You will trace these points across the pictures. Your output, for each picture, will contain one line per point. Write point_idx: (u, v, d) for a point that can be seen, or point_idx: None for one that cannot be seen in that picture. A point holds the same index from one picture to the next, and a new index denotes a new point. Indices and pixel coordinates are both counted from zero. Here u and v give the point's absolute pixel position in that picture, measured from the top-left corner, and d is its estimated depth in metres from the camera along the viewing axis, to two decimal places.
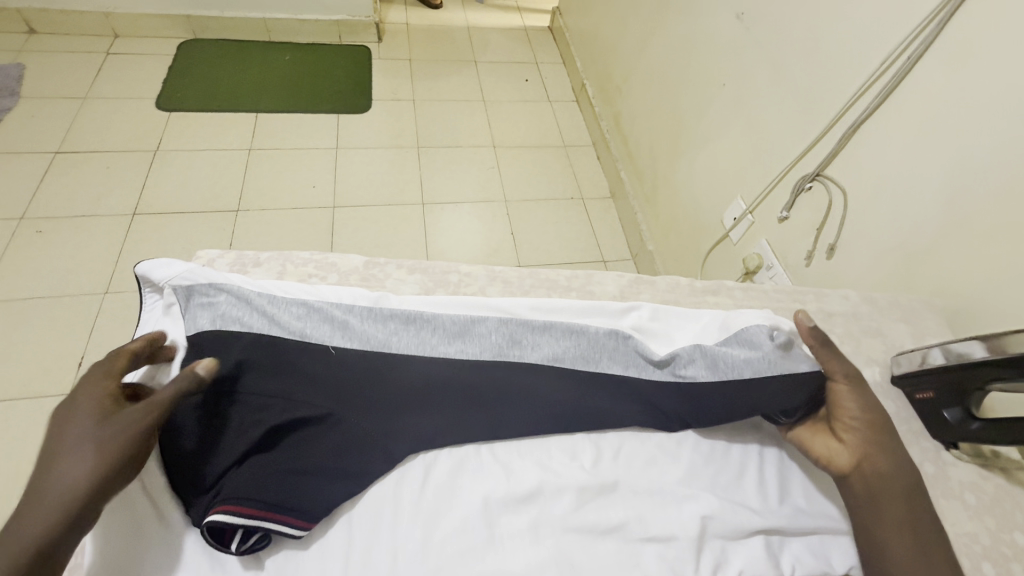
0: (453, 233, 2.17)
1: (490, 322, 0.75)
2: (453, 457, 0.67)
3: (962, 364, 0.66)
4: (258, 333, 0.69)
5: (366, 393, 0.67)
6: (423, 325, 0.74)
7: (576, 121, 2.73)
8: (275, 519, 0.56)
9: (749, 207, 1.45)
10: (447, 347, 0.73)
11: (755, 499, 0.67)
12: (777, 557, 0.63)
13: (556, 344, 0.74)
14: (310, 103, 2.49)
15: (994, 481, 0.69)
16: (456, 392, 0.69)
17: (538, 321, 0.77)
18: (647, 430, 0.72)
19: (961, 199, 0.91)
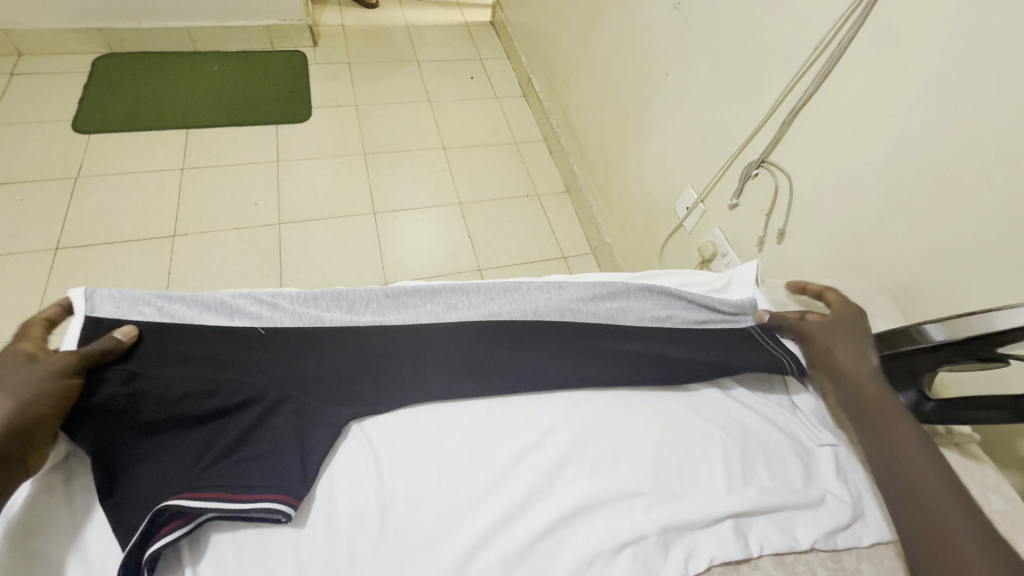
0: (407, 241, 2.10)
1: (425, 291, 0.71)
2: (381, 433, 0.60)
3: (919, 348, 0.66)
4: (186, 323, 0.63)
5: (299, 383, 0.60)
6: (359, 301, 0.69)
7: (524, 116, 2.70)
8: (187, 525, 0.50)
9: (700, 196, 1.45)
10: (382, 318, 0.68)
11: (722, 478, 0.61)
12: (744, 536, 0.58)
13: (496, 308, 0.71)
14: (248, 115, 2.37)
15: (950, 457, 0.69)
16: (411, 376, 0.64)
17: (487, 287, 0.73)
18: (595, 392, 0.67)
19: (899, 180, 0.93)
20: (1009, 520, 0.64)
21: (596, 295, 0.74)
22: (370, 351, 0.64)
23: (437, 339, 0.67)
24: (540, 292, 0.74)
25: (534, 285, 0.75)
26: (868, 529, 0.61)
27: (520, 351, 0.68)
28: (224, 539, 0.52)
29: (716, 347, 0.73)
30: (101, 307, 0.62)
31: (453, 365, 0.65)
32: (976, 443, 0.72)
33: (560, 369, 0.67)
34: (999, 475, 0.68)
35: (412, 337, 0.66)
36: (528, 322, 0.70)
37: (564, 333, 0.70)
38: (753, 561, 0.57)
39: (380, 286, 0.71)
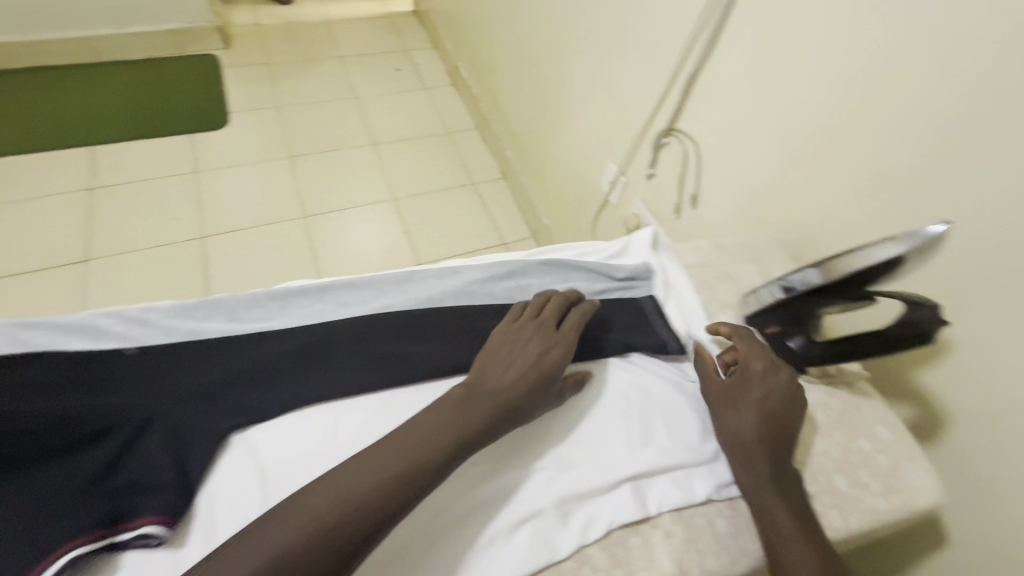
0: (343, 242, 2.05)
1: (312, 290, 0.69)
2: (267, 439, 0.57)
3: (807, 291, 0.67)
4: (43, 350, 0.59)
5: (172, 399, 0.57)
6: (241, 306, 0.66)
7: (455, 105, 2.66)
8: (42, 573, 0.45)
9: (620, 169, 1.46)
10: (266, 323, 0.65)
11: (620, 443, 0.62)
12: (642, 497, 0.59)
13: (389, 300, 0.70)
14: (159, 125, 2.24)
15: (840, 396, 0.72)
16: (301, 376, 0.61)
17: (377, 279, 0.72)
18: None
19: (788, 135, 0.96)
20: (892, 448, 0.68)
21: (492, 277, 0.74)
22: (253, 356, 0.62)
23: (325, 337, 0.64)
24: (434, 280, 0.73)
25: (429, 274, 0.74)
26: None
27: (416, 339, 0.66)
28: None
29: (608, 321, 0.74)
30: None
31: (343, 361, 0.63)
32: (864, 380, 0.75)
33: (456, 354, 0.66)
34: (885, 408, 0.72)
35: (298, 337, 0.64)
36: (422, 311, 0.69)
37: (459, 316, 0.69)
38: (651, 520, 0.58)
39: (262, 288, 0.68)
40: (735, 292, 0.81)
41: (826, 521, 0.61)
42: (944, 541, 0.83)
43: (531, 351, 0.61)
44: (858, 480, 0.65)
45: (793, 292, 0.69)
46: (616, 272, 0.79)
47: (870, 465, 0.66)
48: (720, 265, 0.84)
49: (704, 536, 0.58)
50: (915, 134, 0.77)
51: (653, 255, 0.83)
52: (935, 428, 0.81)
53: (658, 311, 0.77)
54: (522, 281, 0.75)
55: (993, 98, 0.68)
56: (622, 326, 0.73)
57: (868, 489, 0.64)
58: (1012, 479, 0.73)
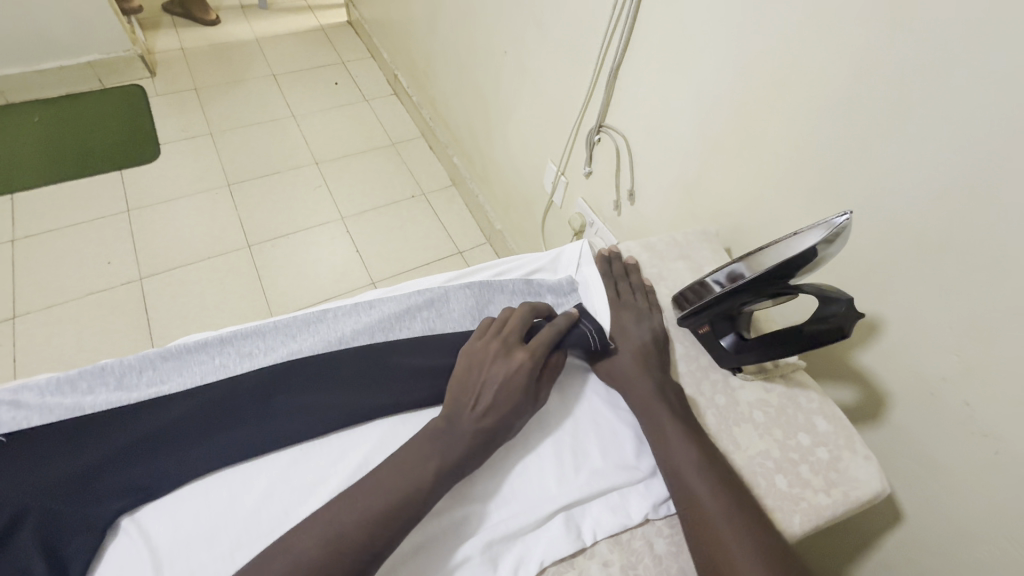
0: (291, 268, 1.97)
1: (211, 344, 0.65)
2: (161, 519, 0.52)
3: (733, 289, 0.65)
4: None
5: (49, 488, 0.52)
6: (130, 370, 0.62)
7: (398, 115, 2.60)
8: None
9: (560, 169, 1.43)
10: (159, 387, 0.61)
11: (550, 471, 0.60)
12: (576, 526, 0.56)
13: (298, 345, 0.66)
14: (84, 165, 2.13)
15: (777, 391, 0.71)
16: (200, 442, 0.57)
17: (286, 323, 0.68)
18: (417, 411, 0.63)
19: (708, 124, 0.94)
20: (831, 440, 0.67)
21: (408, 308, 0.71)
22: (145, 425, 0.57)
23: (225, 395, 0.60)
24: (347, 317, 0.70)
25: (341, 312, 0.71)
26: None
27: (327, 386, 0.62)
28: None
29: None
30: None
31: (247, 418, 0.59)
32: (800, 370, 0.74)
33: (371, 396, 0.62)
34: (823, 397, 0.71)
35: (195, 400, 0.60)
36: (334, 354, 0.65)
37: (373, 354, 0.65)
38: (587, 551, 0.55)
39: (158, 349, 0.64)
40: (666, 293, 0.79)
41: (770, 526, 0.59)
42: (898, 520, 0.83)
43: (502, 372, 0.59)
44: (801, 478, 0.63)
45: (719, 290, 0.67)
46: (539, 290, 0.77)
47: (811, 460, 0.65)
48: (651, 266, 0.82)
49: (642, 561, 0.55)
50: (823, 116, 0.76)
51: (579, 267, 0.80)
52: (878, 408, 0.81)
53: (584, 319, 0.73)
54: (440, 309, 0.72)
55: (890, 74, 0.67)
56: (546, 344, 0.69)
57: (811, 486, 0.63)
58: (953, 453, 0.73)
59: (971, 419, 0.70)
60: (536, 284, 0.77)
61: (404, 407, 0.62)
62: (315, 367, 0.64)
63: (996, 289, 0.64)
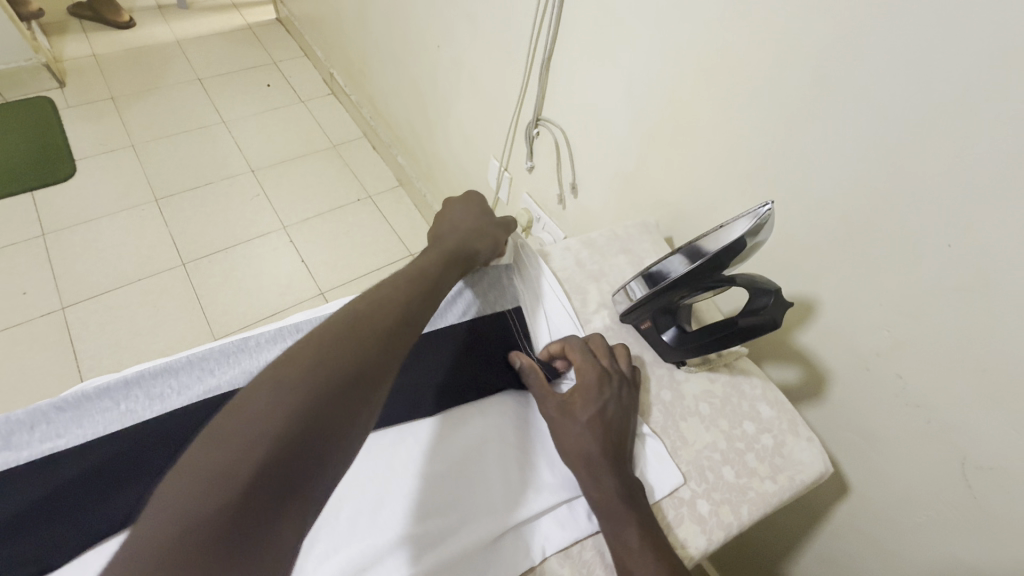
0: (233, 283, 1.87)
1: (113, 388, 0.58)
2: None
3: (670, 283, 0.65)
4: None
5: None
6: (17, 428, 0.54)
7: (337, 115, 2.50)
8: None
9: (502, 164, 1.41)
10: (59, 443, 0.55)
11: (497, 489, 0.57)
12: (524, 545, 0.55)
13: (220, 381, 0.62)
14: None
15: (721, 380, 0.71)
16: (109, 497, 0.52)
17: (204, 356, 0.63)
18: None
19: (642, 112, 0.93)
20: (775, 425, 0.67)
21: None
22: (43, 487, 0.52)
23: (134, 445, 0.55)
24: (274, 343, 0.66)
25: (268, 338, 0.66)
26: (673, 474, 0.61)
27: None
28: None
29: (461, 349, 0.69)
30: None
31: (162, 465, 0.55)
32: (743, 357, 0.74)
33: None
34: (765, 383, 0.71)
35: (100, 450, 0.55)
36: None
37: None
38: (538, 568, 0.54)
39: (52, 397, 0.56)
40: (608, 289, 0.77)
41: (719, 521, 0.59)
42: (845, 491, 0.85)
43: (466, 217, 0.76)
44: (747, 468, 0.63)
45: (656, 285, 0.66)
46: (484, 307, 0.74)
47: (756, 448, 0.65)
48: (592, 263, 0.80)
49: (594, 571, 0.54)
50: (749, 100, 0.76)
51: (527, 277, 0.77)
52: (820, 386, 0.83)
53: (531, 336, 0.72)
54: None
55: (808, 58, 0.67)
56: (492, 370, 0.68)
57: (757, 474, 0.63)
58: (889, 424, 0.75)
59: (904, 389, 0.72)
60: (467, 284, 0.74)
61: None
62: None
63: (919, 264, 0.66)
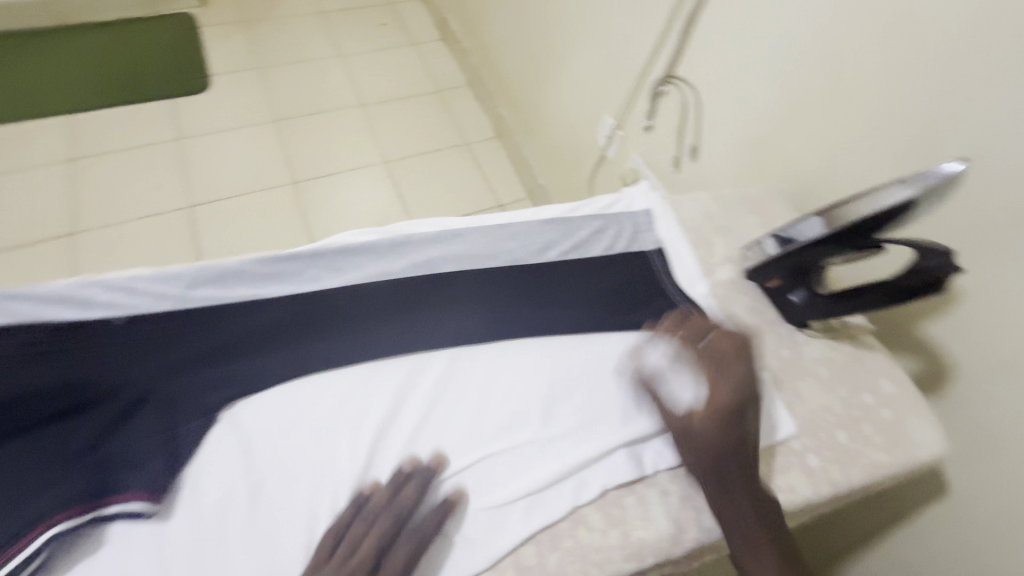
0: (335, 207, 1.98)
1: (301, 255, 0.64)
2: (256, 409, 0.55)
3: (806, 244, 0.65)
4: (31, 322, 0.54)
5: (164, 372, 0.55)
6: (228, 275, 0.62)
7: (447, 61, 2.51)
8: (28, 546, 0.44)
9: (617, 122, 1.39)
10: (257, 291, 0.62)
11: (616, 407, 0.60)
12: (637, 458, 0.58)
13: (387, 266, 0.66)
14: (133, 91, 2.10)
15: (843, 350, 0.70)
16: (289, 346, 0.59)
17: (378, 243, 0.67)
18: (485, 341, 0.63)
19: (789, 74, 0.89)
20: (897, 402, 0.66)
21: (497, 240, 0.70)
22: (238, 327, 0.59)
23: (304, 304, 0.61)
24: (438, 241, 0.69)
25: (432, 236, 0.69)
26: (787, 425, 0.62)
27: (410, 310, 0.63)
28: (76, 561, 0.47)
29: (595, 278, 0.70)
30: None
31: (327, 322, 0.61)
32: (868, 333, 0.72)
33: (453, 319, 0.64)
34: (890, 361, 0.70)
35: (282, 304, 0.61)
36: (415, 280, 0.65)
37: (446, 279, 0.66)
38: (647, 479, 0.57)
39: (255, 255, 0.63)
40: (734, 245, 0.77)
41: (826, 477, 0.60)
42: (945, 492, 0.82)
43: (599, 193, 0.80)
44: (861, 435, 0.63)
45: (793, 244, 0.67)
46: (621, 241, 0.74)
47: (873, 420, 0.64)
48: (722, 218, 0.80)
49: (699, 494, 0.57)
50: (928, 67, 0.71)
51: (663, 221, 0.76)
52: (940, 381, 0.79)
53: (669, 275, 0.72)
54: (527, 244, 0.71)
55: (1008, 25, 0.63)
56: (626, 300, 0.69)
57: (871, 443, 0.63)
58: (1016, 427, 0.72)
59: None
60: (606, 219, 0.75)
61: (476, 333, 0.63)
62: (387, 282, 0.64)
63: None
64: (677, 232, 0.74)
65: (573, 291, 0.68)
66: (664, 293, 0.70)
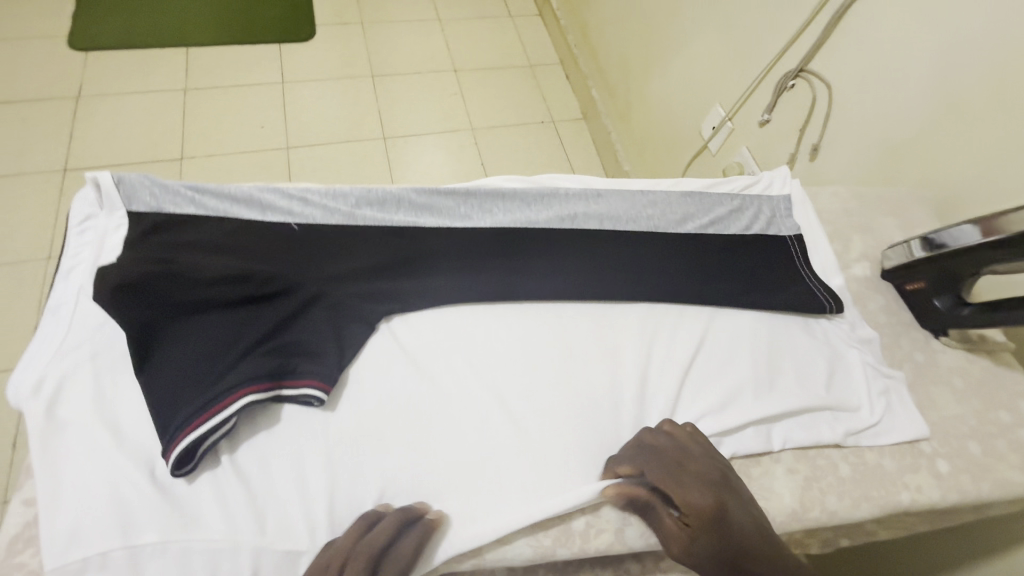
0: (421, 168, 1.95)
1: (456, 192, 0.67)
2: (413, 329, 0.59)
3: (960, 250, 0.62)
4: (228, 219, 0.61)
5: (337, 278, 0.59)
6: (389, 201, 0.65)
7: (541, 36, 2.45)
8: (222, 410, 0.49)
9: (727, 114, 1.38)
10: (413, 219, 0.65)
11: (748, 381, 0.61)
12: (767, 433, 0.58)
13: (533, 215, 0.68)
14: (233, 29, 2.03)
15: (980, 364, 0.68)
16: (443, 273, 0.63)
17: (526, 191, 0.69)
18: (625, 300, 0.65)
19: (951, 75, 0.82)
20: None
21: (636, 205, 0.72)
22: (400, 249, 0.62)
23: (456, 238, 0.64)
24: (582, 198, 0.71)
25: (575, 193, 0.71)
26: (920, 426, 0.61)
27: (554, 257, 0.66)
28: (254, 434, 0.51)
29: (730, 256, 0.70)
30: (139, 203, 0.59)
31: (476, 256, 0.64)
32: (1006, 351, 0.70)
33: (594, 274, 0.65)
34: None
35: (437, 237, 0.64)
36: (561, 232, 0.67)
37: (590, 235, 0.68)
38: (774, 454, 0.57)
39: (414, 186, 0.67)
40: (873, 244, 0.76)
41: (956, 483, 0.58)
42: None
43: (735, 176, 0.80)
44: (995, 451, 0.61)
45: (945, 248, 0.64)
46: (757, 224, 0.74)
47: (1009, 437, 0.63)
48: (858, 216, 0.78)
49: (827, 477, 0.57)
50: None
51: (798, 211, 0.76)
52: None
53: (807, 263, 0.71)
54: (665, 213, 0.72)
55: None
56: (761, 281, 0.69)
57: (1005, 460, 0.61)
58: None
59: None
60: (745, 199, 0.75)
61: (617, 290, 0.65)
62: (533, 229, 0.67)
63: None
64: (812, 220, 0.76)
65: (710, 264, 0.69)
66: (800, 280, 0.69)
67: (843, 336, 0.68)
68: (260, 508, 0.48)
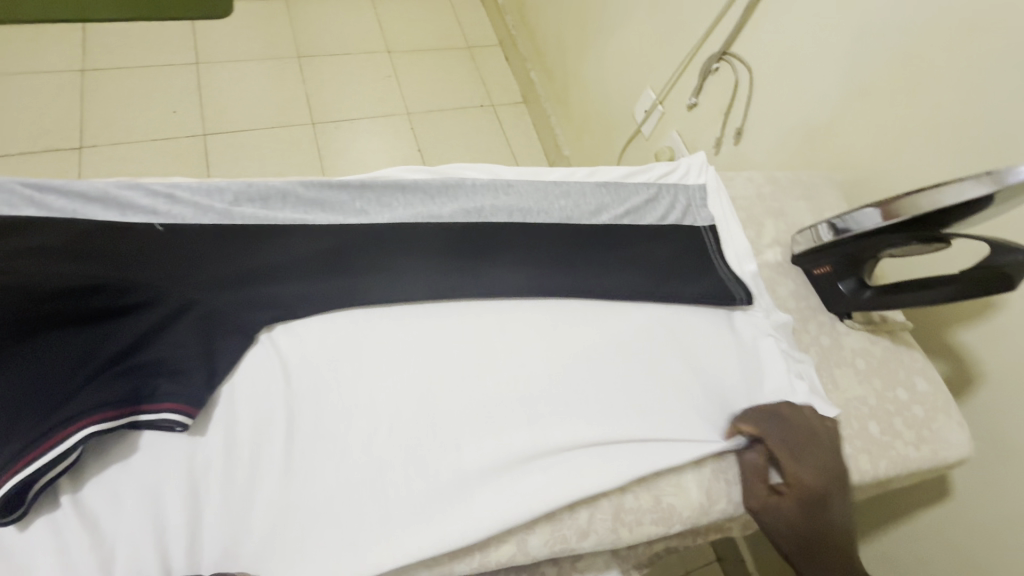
0: (353, 156, 1.81)
1: (351, 185, 0.62)
2: (298, 340, 0.54)
3: (862, 233, 0.62)
4: (75, 219, 0.53)
5: (209, 285, 0.52)
6: (274, 196, 0.60)
7: (479, 16, 2.34)
8: (56, 446, 0.42)
9: (659, 98, 1.37)
10: (301, 215, 0.59)
11: (658, 375, 0.60)
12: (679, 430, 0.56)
13: (437, 209, 0.64)
14: (135, 4, 1.84)
15: (882, 344, 0.69)
16: (335, 275, 0.57)
17: (430, 183, 0.65)
18: (541, 298, 0.63)
19: (859, 59, 0.84)
20: (929, 400, 0.66)
21: (548, 195, 0.69)
22: (285, 251, 0.57)
23: (350, 236, 0.59)
24: (490, 189, 0.67)
25: (484, 185, 0.68)
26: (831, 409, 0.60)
27: (458, 254, 0.62)
28: (105, 467, 0.45)
29: (644, 246, 0.69)
30: None
31: (374, 256, 0.59)
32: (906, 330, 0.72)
33: (502, 272, 0.62)
34: (926, 359, 0.69)
35: (328, 236, 0.59)
36: (466, 226, 0.63)
37: (498, 229, 0.64)
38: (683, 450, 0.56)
39: (304, 179, 0.61)
40: (786, 229, 0.77)
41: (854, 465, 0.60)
42: None
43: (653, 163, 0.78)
44: (892, 429, 0.63)
45: (847, 232, 0.64)
46: (671, 213, 0.73)
47: (905, 415, 0.64)
48: (772, 201, 0.78)
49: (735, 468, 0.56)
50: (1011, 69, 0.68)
51: (713, 199, 0.76)
52: None
53: (720, 251, 0.71)
54: (578, 203, 0.69)
55: None
56: (674, 272, 0.68)
57: (901, 438, 0.63)
58: None
59: None
60: (660, 187, 0.74)
61: (527, 288, 0.62)
62: (436, 224, 0.62)
63: None
64: (727, 207, 0.75)
65: (623, 256, 0.67)
66: (713, 269, 0.69)
67: (755, 325, 0.67)
68: (108, 551, 0.42)
